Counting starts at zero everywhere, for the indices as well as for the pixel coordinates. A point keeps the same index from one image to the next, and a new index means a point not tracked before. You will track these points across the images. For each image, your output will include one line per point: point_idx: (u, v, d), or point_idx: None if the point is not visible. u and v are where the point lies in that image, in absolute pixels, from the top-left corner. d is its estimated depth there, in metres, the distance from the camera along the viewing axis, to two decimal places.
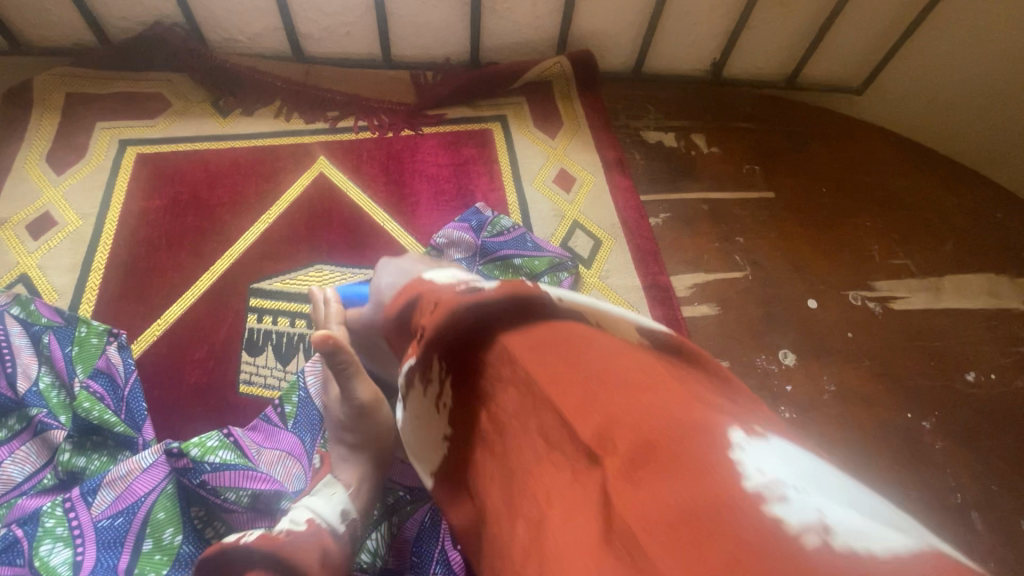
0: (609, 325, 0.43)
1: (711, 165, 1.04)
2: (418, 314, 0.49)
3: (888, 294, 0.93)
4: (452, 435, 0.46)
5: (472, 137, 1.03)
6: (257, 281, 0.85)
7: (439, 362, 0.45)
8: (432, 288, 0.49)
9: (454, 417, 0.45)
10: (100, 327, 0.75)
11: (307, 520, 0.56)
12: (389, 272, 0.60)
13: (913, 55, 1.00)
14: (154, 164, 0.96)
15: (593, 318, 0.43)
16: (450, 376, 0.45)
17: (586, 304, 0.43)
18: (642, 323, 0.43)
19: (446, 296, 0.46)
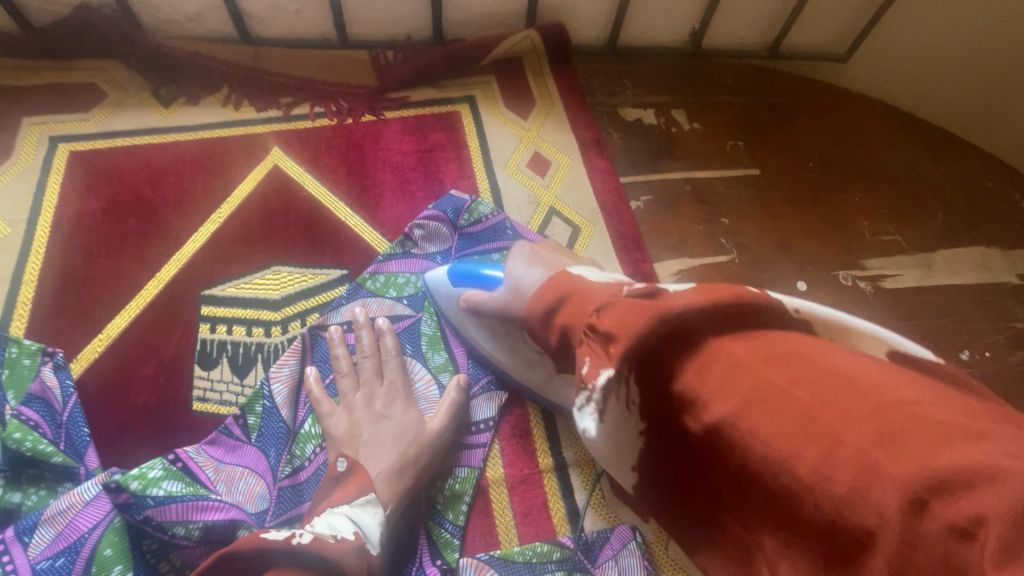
0: (849, 339, 0.45)
1: (693, 142, 0.99)
2: (574, 319, 0.53)
3: (878, 273, 0.89)
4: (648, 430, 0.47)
5: (439, 120, 0.96)
6: (208, 287, 0.78)
7: (632, 376, 0.45)
8: (589, 288, 0.54)
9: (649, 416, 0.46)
10: (32, 346, 0.69)
11: (354, 534, 0.52)
12: (526, 267, 0.64)
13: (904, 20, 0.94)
14: (89, 162, 0.87)
15: (822, 329, 0.44)
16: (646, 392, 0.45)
17: (826, 315, 0.45)
18: (899, 347, 0.44)
19: (615, 298, 0.49)
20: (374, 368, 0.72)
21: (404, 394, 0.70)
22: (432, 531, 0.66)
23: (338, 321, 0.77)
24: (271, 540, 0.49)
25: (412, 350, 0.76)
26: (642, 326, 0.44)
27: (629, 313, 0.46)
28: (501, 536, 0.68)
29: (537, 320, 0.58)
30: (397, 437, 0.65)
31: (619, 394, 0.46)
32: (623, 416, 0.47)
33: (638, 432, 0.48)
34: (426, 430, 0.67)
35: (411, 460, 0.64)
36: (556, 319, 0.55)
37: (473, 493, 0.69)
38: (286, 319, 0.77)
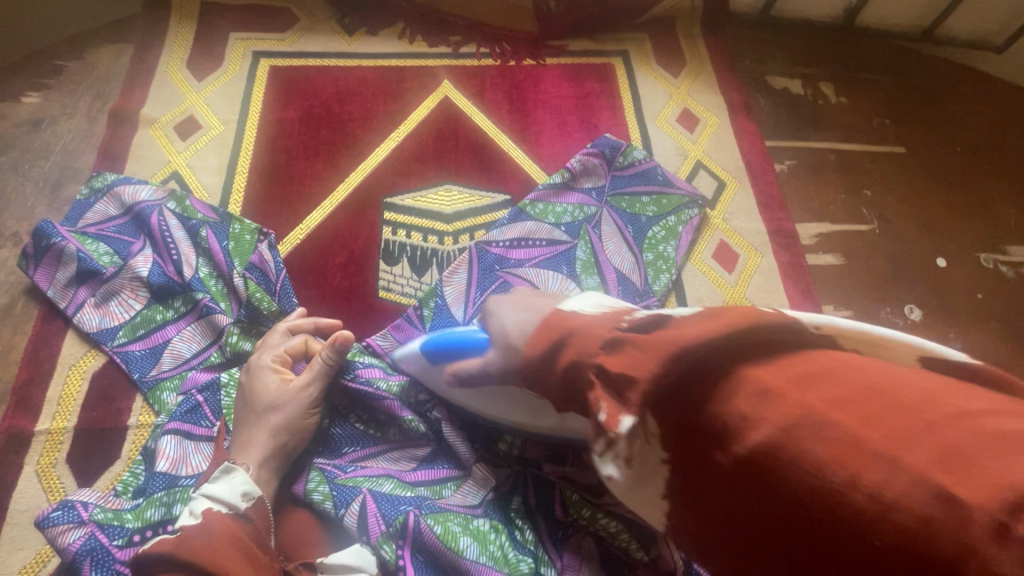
0: (872, 350, 0.36)
1: (839, 115, 1.01)
2: (579, 351, 0.45)
3: (1022, 260, 0.88)
4: (682, 480, 0.36)
5: (595, 70, 1.02)
6: (390, 196, 0.87)
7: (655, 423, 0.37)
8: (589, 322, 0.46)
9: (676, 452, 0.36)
10: (251, 226, 0.81)
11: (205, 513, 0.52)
12: (509, 311, 0.55)
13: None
14: (286, 77, 0.98)
15: (851, 344, 0.36)
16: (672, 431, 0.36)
17: (845, 326, 0.37)
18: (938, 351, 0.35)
19: (622, 334, 0.43)
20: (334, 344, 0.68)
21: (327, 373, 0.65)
22: None
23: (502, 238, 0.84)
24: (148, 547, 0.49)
25: (569, 270, 0.82)
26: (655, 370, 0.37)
27: (644, 355, 0.39)
28: None
29: (557, 392, 0.47)
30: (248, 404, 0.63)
31: (642, 431, 0.38)
32: (653, 473, 0.38)
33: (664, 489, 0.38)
34: (284, 395, 0.63)
35: (275, 431, 0.61)
36: (560, 362, 0.46)
37: None
38: (456, 232, 0.85)
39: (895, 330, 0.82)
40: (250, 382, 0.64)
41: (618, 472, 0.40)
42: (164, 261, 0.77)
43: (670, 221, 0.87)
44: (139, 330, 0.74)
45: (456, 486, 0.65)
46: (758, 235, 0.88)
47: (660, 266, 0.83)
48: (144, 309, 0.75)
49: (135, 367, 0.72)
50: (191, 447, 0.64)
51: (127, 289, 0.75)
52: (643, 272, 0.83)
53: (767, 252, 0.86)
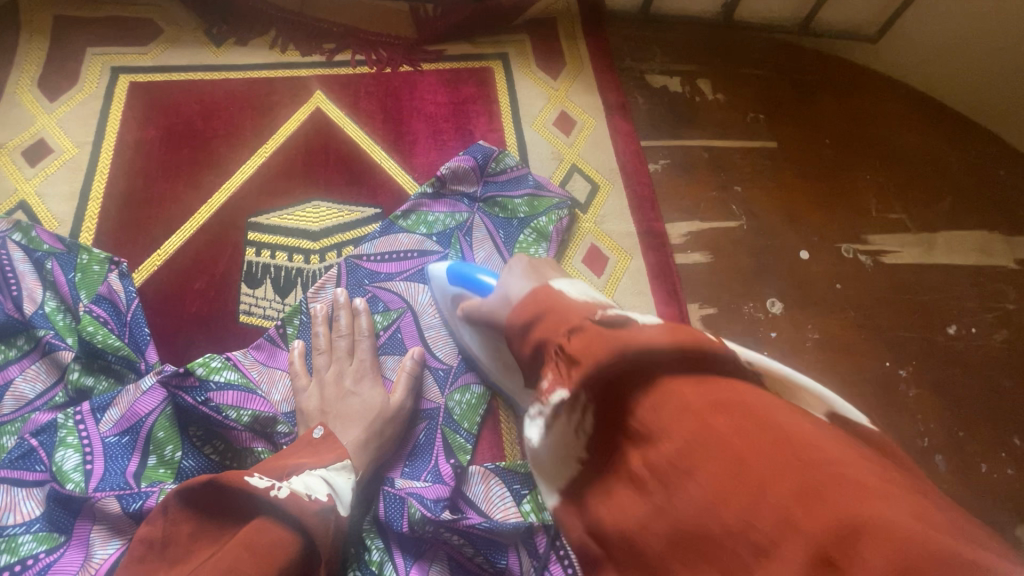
0: (791, 394, 0.44)
1: (715, 112, 1.02)
2: (549, 334, 0.50)
3: (880, 249, 0.92)
4: (587, 460, 0.45)
5: (473, 75, 1.01)
6: (255, 216, 0.85)
7: (587, 397, 0.44)
8: (563, 300, 0.53)
9: (593, 444, 0.45)
10: (101, 255, 0.78)
11: (327, 496, 0.53)
12: (517, 275, 0.63)
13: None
14: (147, 93, 0.94)
15: (771, 381, 0.44)
16: (592, 407, 0.44)
17: (780, 370, 0.45)
18: (838, 409, 0.44)
19: (589, 324, 0.48)
20: (367, 361, 0.74)
21: (370, 369, 0.74)
22: (447, 435, 0.74)
23: (372, 251, 0.83)
24: (252, 486, 0.50)
25: None
26: (603, 357, 0.44)
27: (591, 341, 0.45)
28: (506, 452, 0.76)
29: (515, 333, 0.55)
30: (360, 414, 0.68)
31: (568, 408, 0.45)
32: (566, 437, 0.46)
33: (580, 459, 0.46)
34: (389, 405, 0.71)
35: (376, 434, 0.68)
36: (533, 334, 0.52)
37: (486, 409, 0.77)
38: (323, 249, 0.84)
39: (756, 324, 0.85)
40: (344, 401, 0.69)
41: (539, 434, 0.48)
42: None
43: (540, 223, 0.87)
44: None
45: None
46: (627, 237, 0.89)
47: None
48: None
49: None
50: (21, 494, 0.61)
51: None
52: None
53: (636, 253, 0.88)
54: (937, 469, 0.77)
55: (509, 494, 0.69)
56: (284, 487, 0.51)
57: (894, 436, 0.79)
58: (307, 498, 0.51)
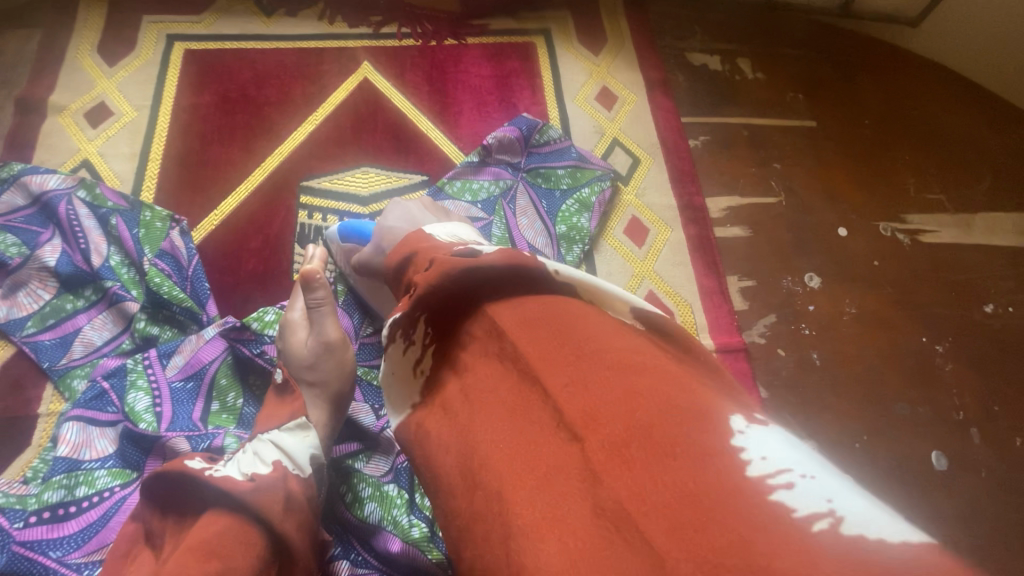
0: (600, 299, 0.43)
1: (754, 91, 1.03)
2: (411, 269, 0.51)
3: (918, 228, 0.93)
4: (422, 403, 0.44)
5: (516, 49, 1.02)
6: (306, 180, 0.87)
7: (425, 322, 0.45)
8: (425, 236, 0.55)
9: (428, 384, 0.45)
10: (162, 213, 0.80)
11: (272, 464, 0.49)
12: (394, 216, 0.66)
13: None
14: (201, 60, 0.96)
15: (583, 291, 0.43)
16: (433, 339, 0.45)
17: (581, 275, 0.44)
18: (637, 304, 0.43)
19: (441, 256, 0.47)
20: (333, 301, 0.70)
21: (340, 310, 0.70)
22: None
23: None
24: (185, 467, 0.45)
25: None
26: (441, 280, 0.44)
27: (437, 267, 0.45)
28: None
29: (391, 277, 0.57)
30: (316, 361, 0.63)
31: (409, 338, 0.46)
32: (403, 370, 0.46)
33: (414, 402, 0.45)
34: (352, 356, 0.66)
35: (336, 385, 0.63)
36: (403, 273, 0.53)
37: None
38: (372, 214, 0.86)
39: (794, 297, 0.86)
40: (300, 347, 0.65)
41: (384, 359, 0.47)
42: (72, 250, 0.77)
43: (584, 193, 0.89)
44: (48, 320, 0.74)
45: (368, 458, 0.68)
46: (668, 210, 0.91)
47: (573, 238, 0.86)
48: (54, 299, 0.75)
49: (45, 356, 0.73)
50: (96, 432, 0.66)
51: (35, 279, 0.75)
52: (557, 245, 0.85)
53: (676, 226, 0.89)
54: (973, 443, 0.78)
55: None
56: (221, 468, 0.46)
57: (931, 409, 0.79)
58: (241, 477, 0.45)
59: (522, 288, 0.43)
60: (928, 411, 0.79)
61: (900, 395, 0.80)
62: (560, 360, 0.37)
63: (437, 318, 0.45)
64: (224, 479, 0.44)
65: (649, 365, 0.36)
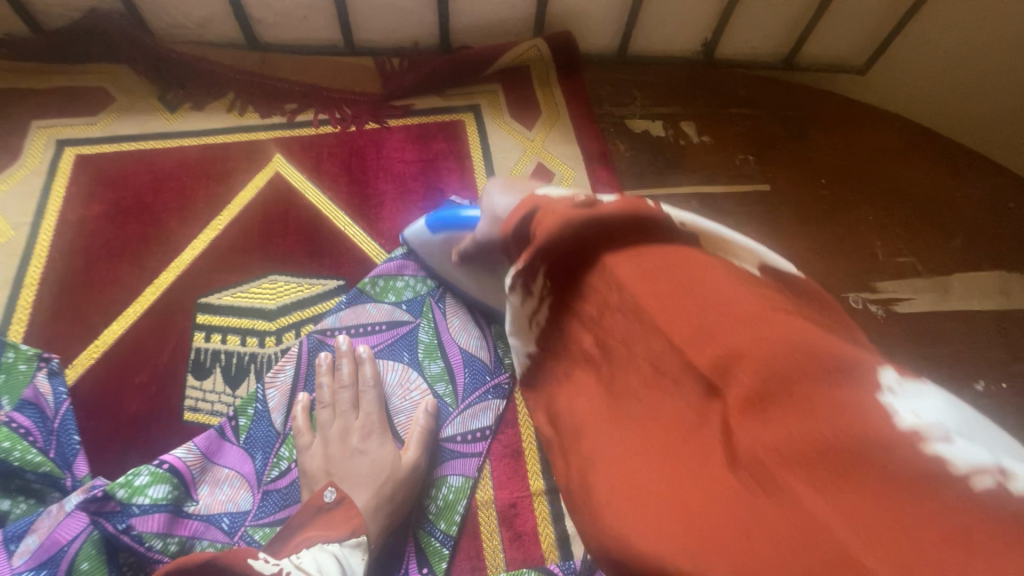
0: (727, 252, 0.44)
1: (702, 156, 0.96)
2: (535, 227, 0.48)
3: (891, 296, 0.85)
4: (536, 351, 0.55)
5: (443, 129, 0.95)
6: (205, 296, 0.77)
7: (545, 276, 0.48)
8: (553, 206, 0.48)
9: (544, 333, 0.53)
10: (29, 352, 0.69)
11: None
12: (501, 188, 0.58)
13: (943, 19, 0.88)
14: (93, 166, 0.87)
15: (705, 242, 0.44)
16: (552, 293, 0.50)
17: (712, 230, 0.44)
18: (772, 262, 0.43)
19: (563, 211, 0.46)
20: (373, 406, 0.68)
21: (376, 424, 0.66)
22: (421, 539, 0.65)
23: (337, 328, 0.75)
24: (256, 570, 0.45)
25: (409, 358, 0.74)
26: (562, 240, 0.46)
27: (553, 218, 0.46)
28: (488, 561, 0.65)
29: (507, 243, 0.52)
30: (371, 475, 0.61)
31: (528, 290, 0.50)
32: (519, 322, 0.54)
33: (528, 353, 0.56)
34: (402, 463, 0.64)
35: (387, 498, 0.61)
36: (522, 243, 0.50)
37: (467, 504, 0.67)
38: (280, 330, 0.76)
39: None
40: (348, 461, 0.63)
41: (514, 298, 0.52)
42: None
43: None
44: None
45: None
46: None
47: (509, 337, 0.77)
48: None
49: None
50: None
51: None
52: (492, 347, 0.76)
53: None
54: None
55: None
56: (295, 572, 0.46)
57: None
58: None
59: (622, 236, 0.45)
60: None
61: None
62: (682, 312, 0.39)
63: (557, 267, 0.48)
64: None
65: (784, 323, 0.36)
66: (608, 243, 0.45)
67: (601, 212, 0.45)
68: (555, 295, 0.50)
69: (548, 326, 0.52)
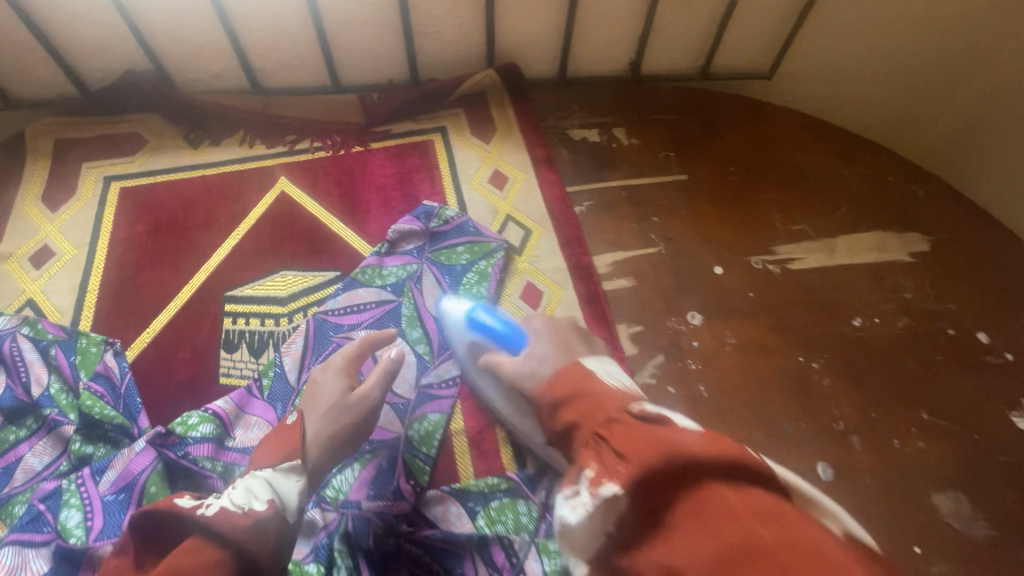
0: (817, 507, 0.52)
1: (631, 155, 1.16)
2: (583, 401, 0.63)
3: (786, 257, 1.03)
4: (614, 533, 0.52)
5: (416, 148, 1.15)
6: (230, 289, 0.97)
7: (636, 488, 0.51)
8: (595, 382, 0.65)
9: (621, 522, 0.52)
10: (97, 338, 0.89)
11: (265, 501, 0.60)
12: (540, 340, 0.78)
13: (819, 30, 1.08)
14: (134, 195, 1.08)
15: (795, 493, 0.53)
16: (638, 498, 0.51)
17: (793, 479, 0.54)
18: (856, 529, 0.51)
19: (626, 414, 0.59)
20: (341, 362, 0.81)
21: (341, 373, 0.80)
22: (407, 460, 0.82)
23: (335, 307, 0.95)
24: (180, 507, 0.58)
25: (394, 326, 0.93)
26: (658, 461, 0.51)
27: (647, 444, 0.54)
28: (461, 472, 0.83)
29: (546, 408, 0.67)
30: (319, 409, 0.75)
31: (615, 499, 0.52)
32: (602, 514, 0.53)
33: (606, 533, 0.53)
34: (349, 400, 0.77)
35: (331, 427, 0.74)
36: (567, 411, 0.63)
37: (443, 433, 0.85)
38: (291, 311, 0.95)
39: (680, 335, 0.94)
40: (312, 397, 0.77)
41: (580, 516, 0.55)
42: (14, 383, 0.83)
43: (479, 266, 0.99)
44: None
45: None
46: (561, 272, 1.00)
47: None
48: None
49: None
50: (32, 552, 0.70)
51: None
52: None
53: (568, 284, 0.99)
54: (854, 449, 0.84)
55: (463, 513, 0.77)
56: (211, 506, 0.58)
57: (812, 423, 0.86)
58: (235, 514, 0.57)
59: (710, 467, 0.50)
60: (809, 426, 0.86)
61: (783, 413, 0.87)
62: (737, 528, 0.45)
63: (650, 480, 0.51)
64: (219, 515, 0.56)
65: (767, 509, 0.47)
66: (699, 476, 0.49)
67: (695, 454, 0.51)
68: (645, 490, 0.51)
69: (624, 520, 0.52)
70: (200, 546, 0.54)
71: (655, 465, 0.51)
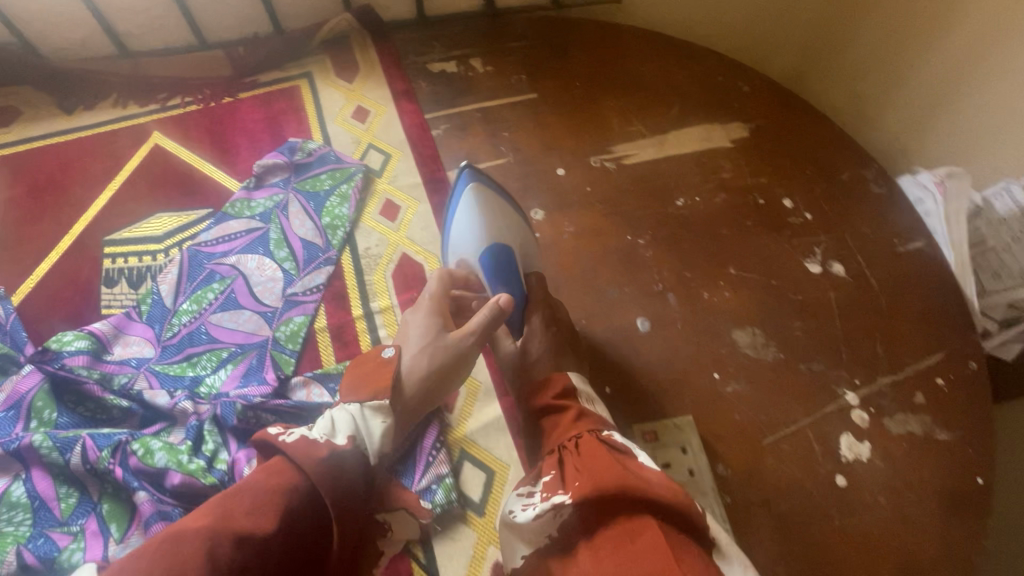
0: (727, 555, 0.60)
1: (486, 80, 1.24)
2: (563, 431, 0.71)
3: (622, 154, 1.14)
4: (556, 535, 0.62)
5: (283, 93, 1.23)
6: (109, 233, 1.05)
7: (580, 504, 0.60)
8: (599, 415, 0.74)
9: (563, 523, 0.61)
10: None
11: (345, 437, 0.63)
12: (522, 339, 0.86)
13: None
14: (12, 161, 1.14)
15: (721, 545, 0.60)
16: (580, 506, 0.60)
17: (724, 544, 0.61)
18: None
19: (603, 441, 0.68)
20: (434, 302, 0.84)
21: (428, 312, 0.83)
22: (274, 355, 0.93)
23: (206, 238, 1.03)
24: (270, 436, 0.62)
25: (262, 249, 1.02)
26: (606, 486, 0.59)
27: (602, 458, 0.64)
28: (324, 359, 0.95)
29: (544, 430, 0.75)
30: (428, 341, 0.79)
31: (556, 511, 0.61)
32: (546, 518, 0.62)
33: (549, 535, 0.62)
34: (431, 335, 0.80)
35: (427, 356, 0.78)
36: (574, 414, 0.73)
37: (307, 331, 0.96)
38: (167, 247, 1.03)
39: None
40: (420, 330, 0.80)
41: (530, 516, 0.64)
42: None
43: (340, 189, 1.09)
44: None
45: (169, 432, 0.84)
46: (416, 187, 1.11)
47: (336, 225, 1.05)
48: None
49: None
50: None
51: None
52: (323, 233, 1.04)
53: (422, 197, 1.10)
54: (669, 304, 0.97)
55: (325, 392, 0.89)
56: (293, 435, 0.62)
57: (635, 288, 0.98)
58: (317, 441, 0.61)
59: (660, 507, 0.57)
60: (632, 290, 0.98)
61: (610, 283, 0.99)
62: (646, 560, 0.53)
63: (591, 505, 0.59)
64: (300, 442, 0.60)
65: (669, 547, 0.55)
66: (643, 509, 0.57)
67: (650, 483, 0.59)
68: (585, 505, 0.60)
69: (568, 517, 0.61)
70: (277, 465, 0.58)
71: (610, 487, 0.59)
